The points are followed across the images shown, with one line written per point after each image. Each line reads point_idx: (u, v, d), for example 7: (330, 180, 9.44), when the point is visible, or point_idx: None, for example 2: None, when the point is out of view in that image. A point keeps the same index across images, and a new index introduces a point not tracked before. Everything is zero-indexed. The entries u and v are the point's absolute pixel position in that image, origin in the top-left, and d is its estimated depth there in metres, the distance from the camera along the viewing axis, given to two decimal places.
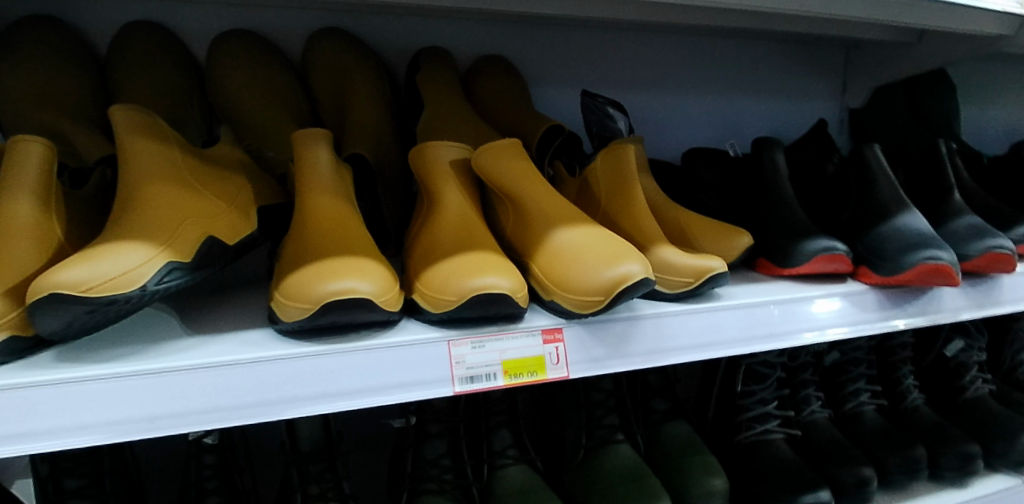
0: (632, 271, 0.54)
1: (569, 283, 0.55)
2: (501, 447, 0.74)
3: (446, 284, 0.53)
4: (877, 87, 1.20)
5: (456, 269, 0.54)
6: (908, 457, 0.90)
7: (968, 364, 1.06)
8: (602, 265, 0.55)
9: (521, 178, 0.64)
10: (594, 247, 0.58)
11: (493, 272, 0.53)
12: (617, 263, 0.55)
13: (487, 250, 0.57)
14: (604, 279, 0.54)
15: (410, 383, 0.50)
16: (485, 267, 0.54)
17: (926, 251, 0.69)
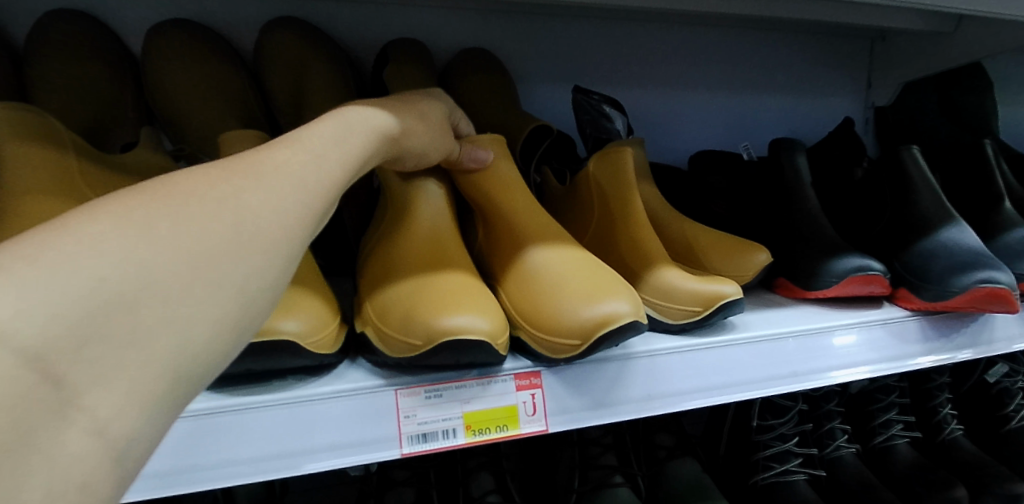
0: (622, 311, 0.44)
1: (543, 320, 0.45)
2: (480, 493, 0.64)
3: (408, 322, 0.43)
4: (906, 83, 1.09)
5: (422, 302, 0.44)
6: (950, 499, 0.79)
7: (1013, 391, 0.95)
8: (584, 301, 0.45)
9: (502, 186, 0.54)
10: (580, 278, 0.48)
11: (461, 305, 0.44)
12: (602, 300, 0.45)
13: (451, 272, 0.47)
14: (585, 318, 0.44)
15: (344, 445, 0.41)
16: (451, 297, 0.44)
17: (978, 273, 0.59)
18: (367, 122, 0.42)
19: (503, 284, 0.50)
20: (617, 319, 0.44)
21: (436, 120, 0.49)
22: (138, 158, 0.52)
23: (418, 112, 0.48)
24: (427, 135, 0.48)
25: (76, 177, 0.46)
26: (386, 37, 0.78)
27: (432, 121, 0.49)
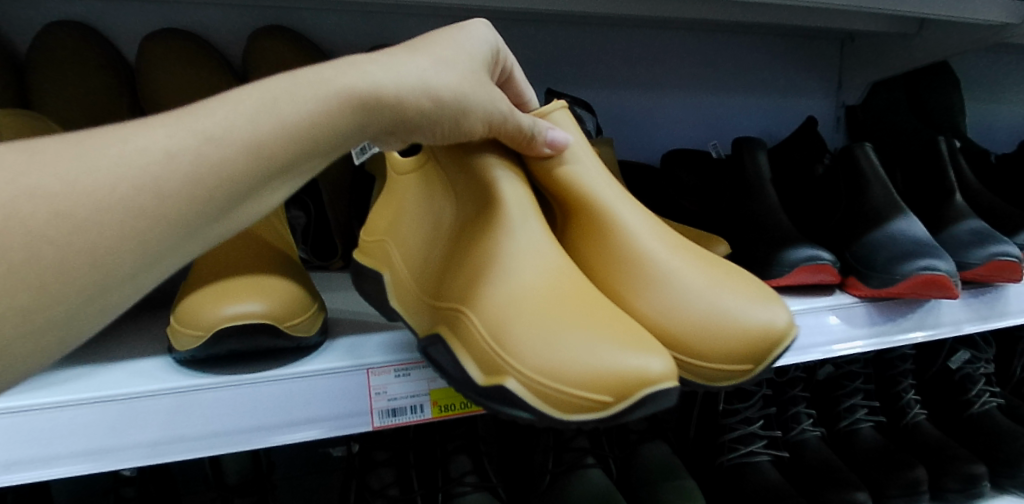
0: (780, 319, 0.47)
1: (704, 346, 0.46)
2: (459, 473, 0.68)
3: (595, 380, 0.40)
4: (875, 83, 1.14)
5: (594, 353, 0.41)
6: (909, 478, 0.83)
7: (974, 377, 0.99)
8: (737, 309, 0.47)
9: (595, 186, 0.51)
10: (726, 292, 0.48)
11: (627, 346, 0.42)
12: (745, 308, 0.47)
13: (591, 304, 0.44)
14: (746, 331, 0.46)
15: (321, 419, 0.45)
16: (609, 339, 0.42)
17: (921, 261, 0.63)
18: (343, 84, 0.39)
19: (618, 295, 0.49)
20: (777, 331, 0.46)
21: (458, 70, 0.43)
22: None
23: (432, 62, 0.42)
24: (450, 90, 0.42)
25: None
26: (367, 43, 0.82)
27: (449, 71, 0.43)
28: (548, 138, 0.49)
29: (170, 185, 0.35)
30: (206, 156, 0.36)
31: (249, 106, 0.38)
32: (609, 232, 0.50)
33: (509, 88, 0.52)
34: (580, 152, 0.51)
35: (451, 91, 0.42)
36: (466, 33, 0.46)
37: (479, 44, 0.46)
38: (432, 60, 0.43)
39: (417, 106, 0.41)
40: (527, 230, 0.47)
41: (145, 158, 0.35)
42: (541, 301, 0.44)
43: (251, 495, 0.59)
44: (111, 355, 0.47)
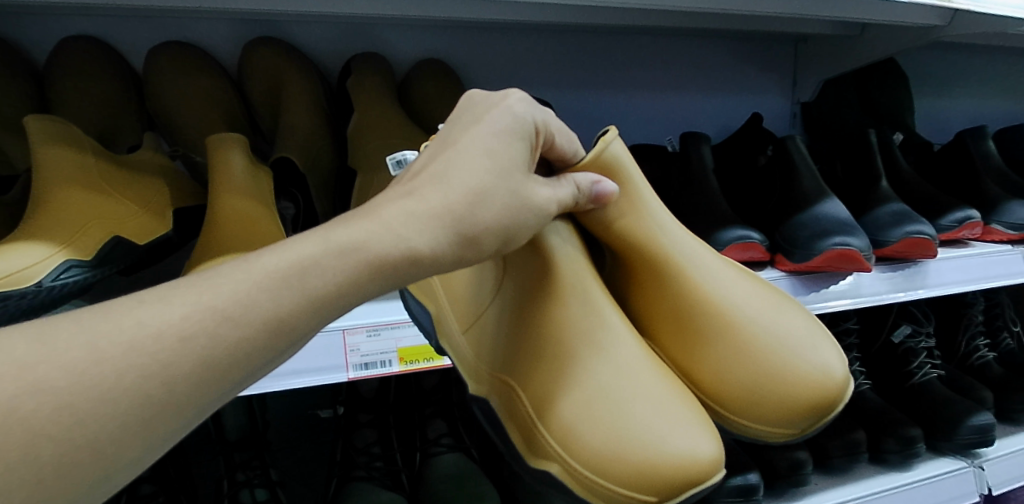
0: (836, 368, 0.51)
1: (753, 407, 0.50)
2: (436, 435, 0.76)
3: (641, 474, 0.45)
4: (826, 80, 1.22)
5: (643, 450, 0.45)
6: (849, 440, 0.92)
7: (916, 350, 1.07)
8: (793, 360, 0.51)
9: (654, 239, 0.52)
10: (780, 345, 0.51)
11: (685, 433, 0.46)
12: (802, 358, 0.51)
13: (653, 382, 0.48)
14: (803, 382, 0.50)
15: (304, 370, 0.53)
16: (669, 422, 0.46)
17: (836, 237, 0.72)
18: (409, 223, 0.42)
19: (674, 347, 0.53)
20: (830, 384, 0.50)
21: (504, 199, 0.44)
22: (145, 157, 0.65)
23: (479, 193, 0.44)
24: (494, 215, 0.44)
25: (93, 172, 0.58)
26: (349, 50, 0.90)
27: (496, 206, 0.44)
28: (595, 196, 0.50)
29: (212, 354, 0.36)
30: (235, 325, 0.37)
31: (308, 254, 0.39)
32: (668, 288, 0.52)
33: (552, 152, 0.50)
34: (637, 203, 0.52)
35: (499, 232, 0.45)
36: (508, 133, 0.46)
37: (519, 147, 0.46)
38: (478, 191, 0.44)
39: (464, 254, 0.44)
40: (590, 309, 0.50)
41: (166, 334, 0.36)
42: (606, 386, 0.47)
43: (248, 450, 0.68)
44: None
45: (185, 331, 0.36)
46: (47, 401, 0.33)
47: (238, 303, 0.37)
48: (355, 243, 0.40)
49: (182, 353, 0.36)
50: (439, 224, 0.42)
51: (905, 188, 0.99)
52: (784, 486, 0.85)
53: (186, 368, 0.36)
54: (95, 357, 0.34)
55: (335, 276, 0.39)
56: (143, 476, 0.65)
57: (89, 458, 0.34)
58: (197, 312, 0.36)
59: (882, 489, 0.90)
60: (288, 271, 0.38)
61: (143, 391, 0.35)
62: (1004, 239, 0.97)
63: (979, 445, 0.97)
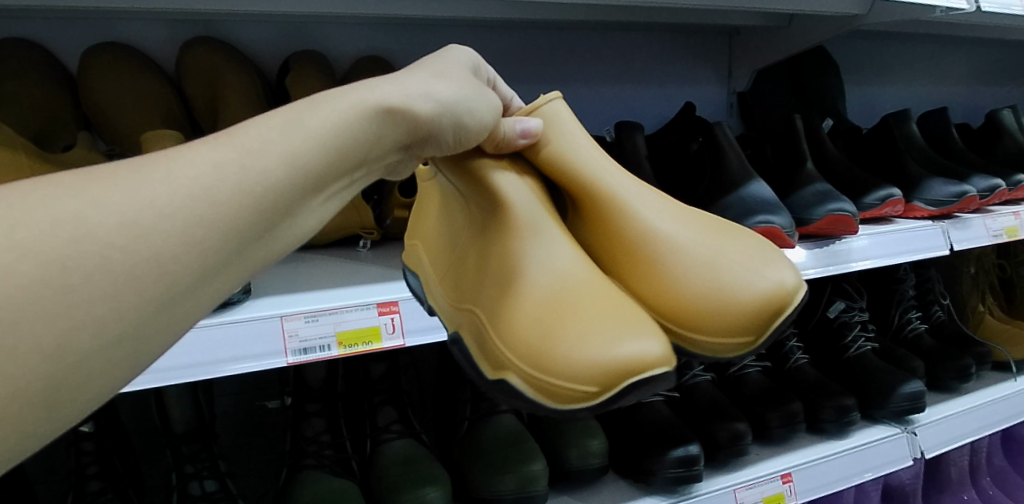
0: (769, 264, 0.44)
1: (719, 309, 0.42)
2: (385, 423, 0.78)
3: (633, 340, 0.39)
4: (759, 71, 1.27)
5: (610, 329, 0.40)
6: (786, 411, 0.96)
7: (851, 323, 1.13)
8: (741, 276, 0.43)
9: (576, 172, 0.47)
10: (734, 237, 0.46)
11: (640, 334, 0.39)
12: (745, 271, 0.43)
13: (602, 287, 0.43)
14: (755, 292, 0.42)
15: (243, 356, 0.55)
16: (625, 324, 0.40)
17: (761, 216, 0.76)
18: (352, 97, 0.38)
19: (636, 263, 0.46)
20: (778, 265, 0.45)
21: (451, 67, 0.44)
22: (79, 155, 0.66)
23: (426, 64, 0.43)
24: (414, 79, 0.41)
25: (28, 170, 0.59)
26: (289, 50, 0.92)
27: (448, 69, 0.43)
28: (522, 131, 0.46)
29: (249, 182, 0.33)
30: (264, 154, 0.34)
31: (303, 109, 0.36)
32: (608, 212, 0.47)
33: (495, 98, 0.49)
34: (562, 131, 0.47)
35: (459, 88, 0.42)
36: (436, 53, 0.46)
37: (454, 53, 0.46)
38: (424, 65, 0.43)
39: (441, 87, 0.41)
40: (536, 215, 0.45)
41: (197, 162, 0.32)
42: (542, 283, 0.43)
43: (196, 442, 0.69)
44: None
45: (216, 159, 0.33)
46: (99, 228, 0.29)
47: (262, 136, 0.34)
48: (338, 95, 0.38)
49: (223, 177, 0.32)
50: (403, 80, 0.40)
51: (832, 169, 1.04)
52: (725, 457, 0.88)
53: (230, 196, 0.32)
54: (130, 184, 0.31)
55: (330, 115, 0.36)
56: (91, 474, 0.66)
57: (150, 285, 0.30)
58: (221, 145, 0.33)
59: (819, 456, 0.94)
60: (289, 120, 0.36)
61: (193, 213, 0.31)
62: (926, 215, 1.02)
63: (911, 411, 1.02)
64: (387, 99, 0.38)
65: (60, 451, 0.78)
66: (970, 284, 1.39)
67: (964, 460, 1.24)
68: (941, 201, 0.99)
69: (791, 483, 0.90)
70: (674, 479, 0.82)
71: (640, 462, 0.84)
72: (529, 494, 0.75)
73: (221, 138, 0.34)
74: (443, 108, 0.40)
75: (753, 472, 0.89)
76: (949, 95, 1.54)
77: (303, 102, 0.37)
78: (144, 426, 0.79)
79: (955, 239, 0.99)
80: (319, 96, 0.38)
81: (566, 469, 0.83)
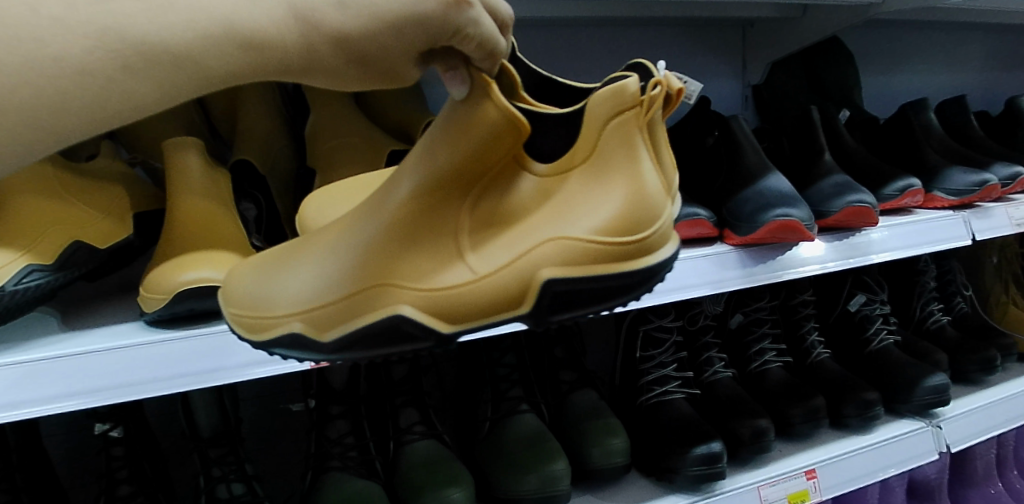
0: (292, 311, 0.44)
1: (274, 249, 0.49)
2: (408, 424, 0.79)
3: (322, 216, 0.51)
4: (773, 63, 1.26)
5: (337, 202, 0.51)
6: (809, 406, 0.95)
7: (872, 317, 1.12)
8: (302, 278, 0.45)
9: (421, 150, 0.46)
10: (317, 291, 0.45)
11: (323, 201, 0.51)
12: (297, 285, 0.45)
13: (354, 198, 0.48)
14: (268, 295, 0.45)
15: (267, 360, 0.56)
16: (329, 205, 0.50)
17: (779, 210, 0.76)
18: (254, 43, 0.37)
19: None
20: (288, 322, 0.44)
21: (405, 41, 0.38)
22: (103, 165, 0.67)
23: (376, 21, 0.37)
24: (321, 42, 0.37)
25: (55, 182, 0.60)
26: None
27: (399, 45, 0.38)
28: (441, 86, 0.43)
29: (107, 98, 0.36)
30: (139, 79, 0.36)
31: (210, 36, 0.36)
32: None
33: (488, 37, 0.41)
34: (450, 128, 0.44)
35: (360, 69, 0.39)
36: None
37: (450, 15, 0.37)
38: (371, 21, 0.37)
39: (349, 74, 0.39)
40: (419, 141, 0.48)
41: (69, 63, 0.34)
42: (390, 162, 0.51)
43: (221, 446, 0.70)
44: (92, 322, 0.57)
45: (93, 68, 0.35)
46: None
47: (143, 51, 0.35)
48: (254, 39, 0.36)
49: (85, 88, 0.35)
50: (320, 40, 0.37)
51: (851, 161, 1.03)
52: (748, 454, 0.88)
53: (83, 105, 0.35)
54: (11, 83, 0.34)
55: (224, 59, 0.36)
56: (121, 478, 0.67)
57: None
58: (100, 51, 0.35)
59: (843, 452, 0.94)
60: (184, 49, 0.36)
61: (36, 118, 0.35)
62: (946, 205, 1.01)
63: (936, 404, 1.01)
64: (289, 65, 0.37)
65: (90, 456, 0.79)
66: (993, 276, 1.37)
67: (991, 453, 1.23)
68: (962, 190, 0.98)
69: (816, 480, 0.89)
70: (698, 477, 0.81)
71: (661, 459, 0.84)
72: (553, 493, 0.76)
73: (111, 33, 0.35)
74: (336, 85, 0.39)
75: (776, 469, 0.89)
76: (967, 84, 1.52)
77: (222, 28, 0.36)
78: (171, 430, 0.80)
79: (977, 229, 0.98)
80: (243, 27, 0.36)
81: (588, 468, 0.83)
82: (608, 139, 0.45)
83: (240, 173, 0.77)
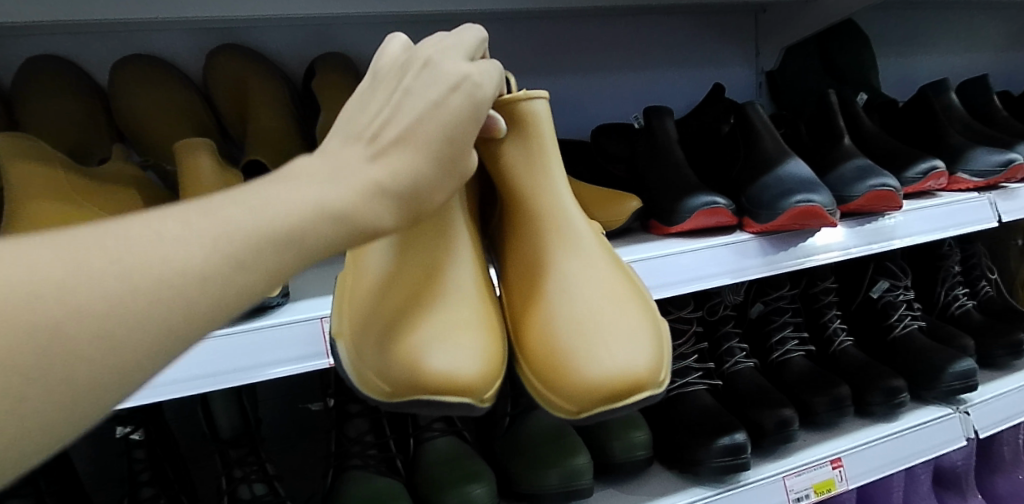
0: (633, 372, 0.44)
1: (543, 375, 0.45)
2: (427, 422, 0.78)
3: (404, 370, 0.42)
4: (787, 47, 1.23)
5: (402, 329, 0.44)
6: (833, 395, 0.93)
7: (896, 303, 1.10)
8: (595, 356, 0.45)
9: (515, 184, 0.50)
10: (609, 325, 0.46)
11: (447, 359, 0.42)
12: (599, 348, 0.45)
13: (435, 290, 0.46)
14: (600, 368, 0.44)
15: (284, 359, 0.55)
16: (449, 348, 0.43)
17: (800, 196, 0.75)
18: (350, 203, 0.35)
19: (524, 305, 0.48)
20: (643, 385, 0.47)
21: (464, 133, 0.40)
22: (114, 170, 0.67)
23: (438, 124, 0.38)
24: (433, 188, 0.39)
25: (69, 190, 0.61)
26: (314, 54, 0.94)
27: (466, 131, 0.40)
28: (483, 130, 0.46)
29: (209, 290, 0.30)
30: (254, 261, 0.32)
31: (327, 225, 0.34)
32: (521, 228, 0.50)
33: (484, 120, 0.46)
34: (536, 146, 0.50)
35: (453, 176, 0.40)
36: (454, 82, 0.40)
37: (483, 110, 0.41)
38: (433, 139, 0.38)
39: (439, 186, 0.39)
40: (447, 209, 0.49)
41: (181, 260, 0.30)
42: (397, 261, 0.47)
43: (243, 446, 0.70)
44: None
45: (209, 266, 0.30)
46: None
47: (259, 249, 0.32)
48: (342, 211, 0.35)
49: (203, 278, 0.30)
50: (402, 167, 0.37)
51: (869, 144, 1.01)
52: (773, 444, 0.87)
53: (206, 302, 0.30)
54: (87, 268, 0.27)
55: (332, 233, 0.34)
56: (143, 480, 0.67)
57: (96, 359, 0.28)
58: (214, 254, 0.30)
59: (868, 440, 0.92)
60: (288, 235, 0.33)
61: (158, 312, 0.29)
62: (970, 187, 0.99)
63: (962, 390, 1.00)
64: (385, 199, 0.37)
65: (111, 459, 0.80)
66: (1018, 258, 1.34)
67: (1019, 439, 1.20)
68: (986, 171, 0.96)
69: (842, 469, 0.88)
70: (722, 468, 0.80)
71: (684, 451, 0.83)
72: (575, 488, 0.75)
73: (225, 237, 0.31)
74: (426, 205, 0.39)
75: (802, 458, 0.87)
76: (987, 62, 1.49)
77: (316, 206, 0.34)
78: (191, 431, 0.80)
79: (1003, 211, 0.96)
80: (351, 211, 0.35)
81: (610, 462, 0.82)
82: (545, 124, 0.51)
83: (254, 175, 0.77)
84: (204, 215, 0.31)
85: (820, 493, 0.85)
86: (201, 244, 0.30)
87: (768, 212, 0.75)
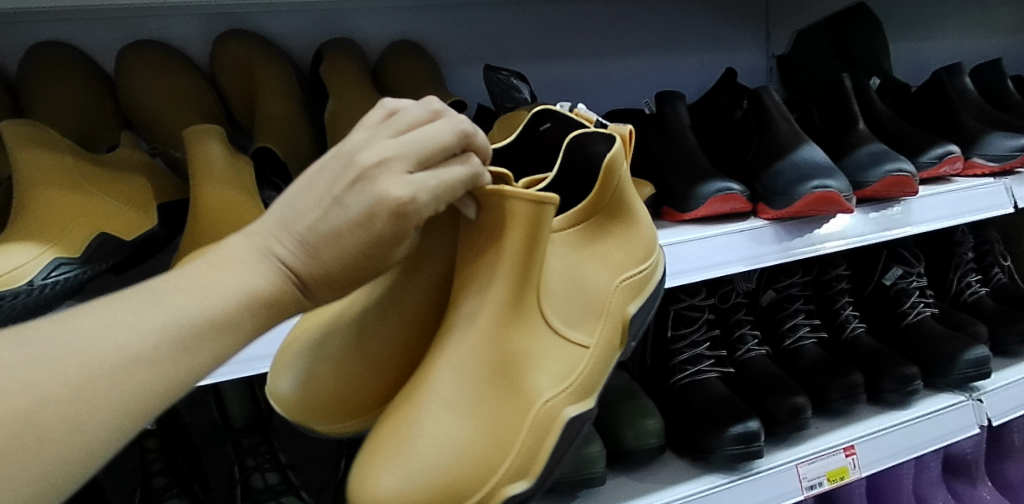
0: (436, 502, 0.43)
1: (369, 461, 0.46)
2: None
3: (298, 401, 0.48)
4: (799, 31, 1.22)
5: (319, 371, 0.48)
6: (846, 382, 0.93)
7: (909, 290, 1.09)
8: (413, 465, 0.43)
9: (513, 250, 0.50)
10: (459, 454, 0.44)
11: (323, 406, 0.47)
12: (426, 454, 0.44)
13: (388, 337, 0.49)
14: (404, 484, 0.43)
15: None
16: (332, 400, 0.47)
17: (816, 182, 0.74)
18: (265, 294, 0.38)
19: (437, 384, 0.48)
20: (499, 488, 0.44)
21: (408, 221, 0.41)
22: (124, 157, 0.66)
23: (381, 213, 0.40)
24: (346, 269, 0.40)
25: (77, 176, 0.60)
26: (321, 39, 0.93)
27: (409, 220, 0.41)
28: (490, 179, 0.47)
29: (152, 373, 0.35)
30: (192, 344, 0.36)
31: (257, 313, 0.38)
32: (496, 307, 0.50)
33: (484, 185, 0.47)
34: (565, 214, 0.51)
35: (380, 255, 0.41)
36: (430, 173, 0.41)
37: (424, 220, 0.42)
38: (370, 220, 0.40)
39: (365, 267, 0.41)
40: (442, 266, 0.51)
41: (130, 348, 0.35)
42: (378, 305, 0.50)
43: (255, 436, 0.70)
44: None
45: (153, 356, 0.35)
46: None
47: (202, 338, 0.36)
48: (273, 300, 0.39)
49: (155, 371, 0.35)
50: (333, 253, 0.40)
51: (884, 129, 1.00)
52: (785, 432, 0.86)
53: (149, 380, 0.35)
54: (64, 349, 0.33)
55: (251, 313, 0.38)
56: (156, 470, 0.67)
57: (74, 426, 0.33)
58: (152, 343, 0.35)
59: (881, 428, 0.91)
60: (216, 322, 0.37)
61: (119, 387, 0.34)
62: (986, 172, 0.98)
63: (976, 377, 0.99)
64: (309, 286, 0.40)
65: None
66: None
67: None
68: (1002, 156, 0.94)
69: (855, 456, 0.88)
70: (735, 456, 0.80)
71: (695, 439, 0.83)
72: (587, 476, 0.74)
73: (170, 329, 0.36)
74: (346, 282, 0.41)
75: (814, 446, 0.87)
76: (1000, 47, 1.47)
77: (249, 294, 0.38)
78: (202, 421, 0.80)
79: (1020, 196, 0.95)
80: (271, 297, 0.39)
81: (622, 450, 0.81)
82: (617, 190, 0.53)
83: (262, 162, 0.76)
84: (152, 306, 0.36)
85: (833, 481, 0.85)
86: (143, 339, 0.35)
87: (783, 198, 0.74)
